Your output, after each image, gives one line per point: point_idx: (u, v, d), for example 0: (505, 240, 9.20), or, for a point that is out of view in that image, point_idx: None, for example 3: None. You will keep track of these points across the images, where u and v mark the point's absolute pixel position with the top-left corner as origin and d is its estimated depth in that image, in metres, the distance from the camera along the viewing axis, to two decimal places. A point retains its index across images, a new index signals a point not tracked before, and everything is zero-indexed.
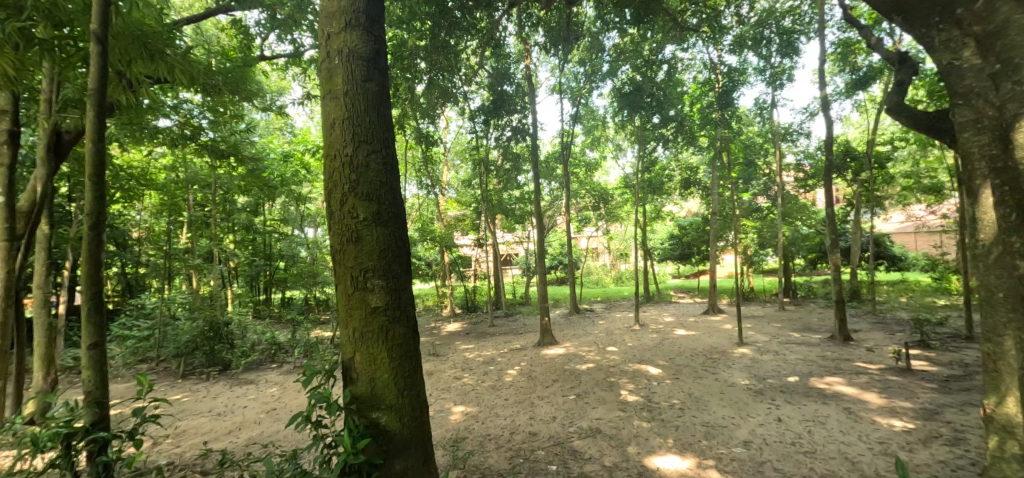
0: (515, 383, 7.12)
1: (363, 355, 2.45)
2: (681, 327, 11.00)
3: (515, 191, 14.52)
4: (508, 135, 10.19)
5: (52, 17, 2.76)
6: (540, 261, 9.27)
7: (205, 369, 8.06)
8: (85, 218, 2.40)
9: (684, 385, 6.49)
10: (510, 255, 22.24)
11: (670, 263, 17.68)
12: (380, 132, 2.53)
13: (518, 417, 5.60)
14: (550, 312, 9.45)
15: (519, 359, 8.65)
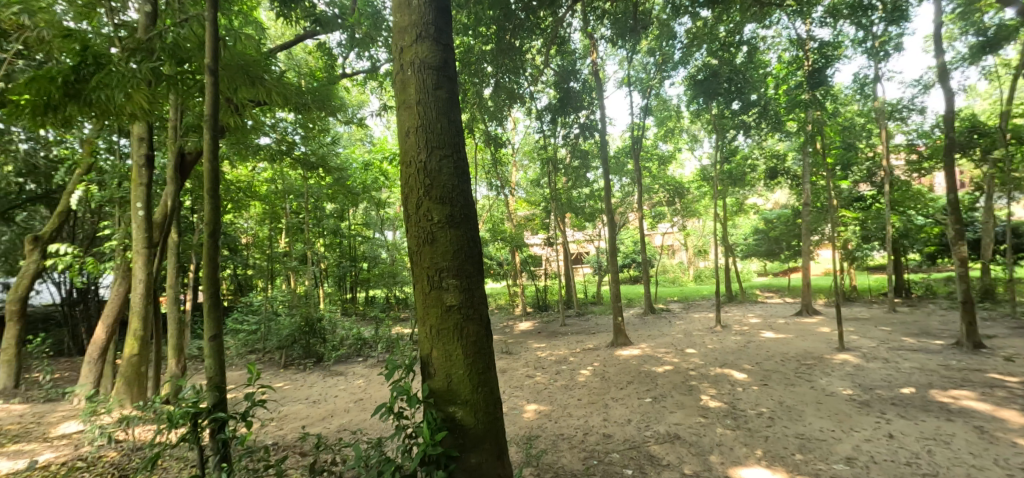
0: (588, 383, 7.12)
1: (439, 352, 2.63)
2: (769, 329, 10.38)
3: (585, 189, 14.43)
4: (576, 132, 10.34)
5: (175, 56, 3.18)
6: (612, 260, 9.16)
7: (302, 359, 8.92)
8: (204, 227, 2.73)
9: (774, 392, 6.15)
10: (582, 253, 22.08)
11: (756, 259, 16.66)
12: (451, 137, 2.70)
13: (593, 419, 5.61)
14: (623, 311, 9.32)
15: (591, 359, 8.64)
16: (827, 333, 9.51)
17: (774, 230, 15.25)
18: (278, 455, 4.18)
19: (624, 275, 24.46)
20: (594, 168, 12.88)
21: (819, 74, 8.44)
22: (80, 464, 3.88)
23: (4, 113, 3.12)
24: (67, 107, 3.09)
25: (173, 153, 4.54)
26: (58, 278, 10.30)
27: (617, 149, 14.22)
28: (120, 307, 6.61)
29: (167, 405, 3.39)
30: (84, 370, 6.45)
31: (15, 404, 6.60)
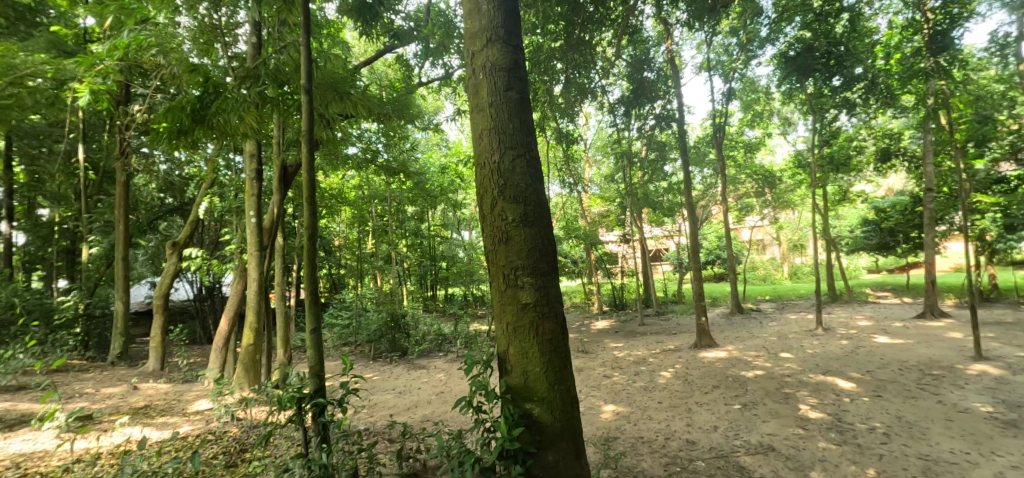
0: (669, 386, 6.94)
1: (516, 348, 2.73)
2: (884, 333, 9.42)
3: (663, 183, 13.98)
4: (652, 123, 10.02)
5: (276, 79, 3.60)
6: (694, 257, 8.84)
7: (389, 353, 9.54)
8: (305, 231, 3.04)
9: (890, 405, 5.61)
10: (661, 249, 21.38)
11: (865, 254, 15.17)
12: (522, 137, 2.81)
13: (677, 424, 5.47)
14: (707, 311, 8.95)
15: (672, 360, 8.40)
16: (958, 340, 8.45)
17: (888, 220, 13.83)
18: (369, 440, 4.54)
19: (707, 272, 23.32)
20: (672, 160, 12.43)
21: (944, 37, 7.83)
22: (210, 437, 4.48)
23: (148, 139, 3.67)
24: (195, 131, 3.57)
25: (278, 166, 5.07)
26: (189, 277, 11.85)
27: (697, 138, 13.60)
28: (238, 303, 7.51)
29: (277, 390, 3.82)
30: (212, 356, 7.43)
31: (160, 384, 7.73)
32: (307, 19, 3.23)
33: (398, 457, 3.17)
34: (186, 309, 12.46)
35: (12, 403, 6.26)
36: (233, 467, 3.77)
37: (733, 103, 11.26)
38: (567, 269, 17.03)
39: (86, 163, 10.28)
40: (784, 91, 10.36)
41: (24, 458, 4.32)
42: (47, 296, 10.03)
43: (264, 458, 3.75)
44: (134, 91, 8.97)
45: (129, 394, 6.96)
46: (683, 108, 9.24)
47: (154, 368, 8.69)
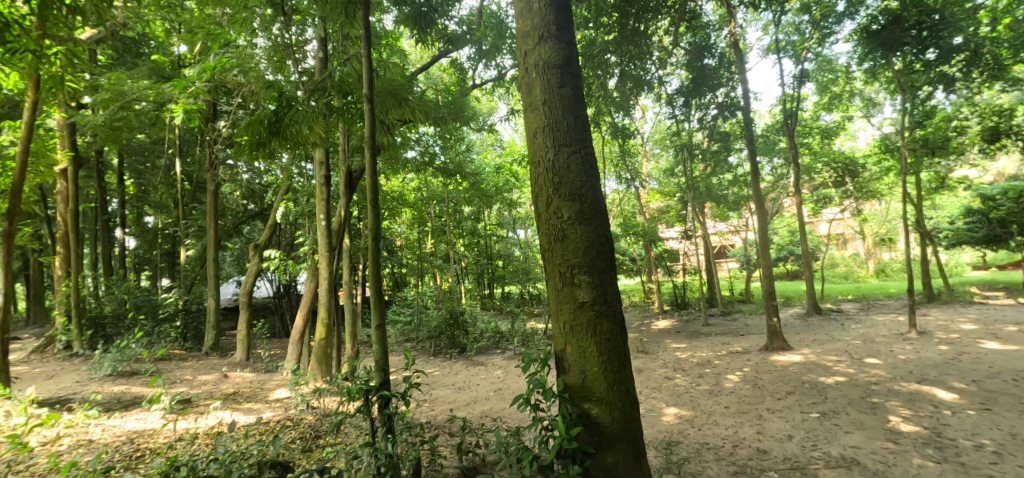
0: (737, 390, 6.63)
1: (573, 348, 2.72)
2: (992, 338, 8.46)
3: (727, 176, 13.38)
4: (714, 113, 9.56)
5: (341, 89, 3.79)
6: (764, 254, 8.38)
7: (448, 349, 9.80)
8: (369, 232, 3.18)
9: (1001, 421, 5.03)
10: (727, 244, 20.41)
11: (969, 247, 13.69)
12: (577, 134, 2.79)
13: (747, 431, 5.21)
14: (779, 312, 8.46)
15: (740, 363, 8.02)
16: None
17: (997, 210, 12.39)
18: (430, 433, 4.69)
19: (779, 269, 21.98)
20: (737, 150, 11.82)
21: None
22: (288, 423, 4.82)
23: (231, 152, 3.96)
24: (272, 143, 3.79)
25: (344, 171, 5.34)
26: (268, 276, 12.76)
27: (766, 126, 12.87)
28: (311, 300, 8.01)
29: (346, 381, 4.04)
30: (289, 349, 7.98)
31: (245, 373, 8.40)
32: (367, 31, 3.38)
33: (458, 450, 3.25)
34: (266, 306, 13.43)
35: (124, 387, 7.03)
36: (309, 452, 4.03)
37: (806, 87, 10.74)
38: (626, 267, 16.68)
39: (181, 175, 11.34)
40: (866, 70, 9.66)
41: (134, 436, 4.84)
42: (150, 293, 11.18)
43: (336, 445, 3.98)
44: (219, 107, 9.78)
45: (220, 382, 7.63)
46: (749, 94, 8.78)
47: (240, 359, 9.44)
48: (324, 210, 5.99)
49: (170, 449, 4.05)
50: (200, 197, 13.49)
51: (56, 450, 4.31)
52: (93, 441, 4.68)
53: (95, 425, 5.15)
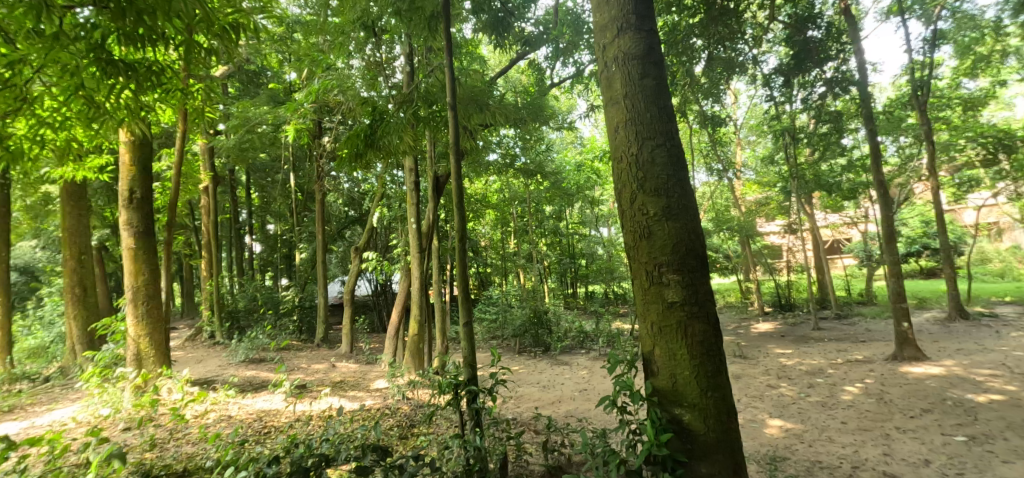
0: (857, 404, 5.96)
1: (662, 349, 2.59)
2: None
3: (839, 161, 12.11)
4: (823, 89, 8.49)
5: (427, 99, 3.96)
6: (891, 249, 7.48)
7: (533, 348, 9.85)
8: (455, 233, 3.27)
9: None
10: (841, 238, 18.41)
11: None
12: (661, 126, 2.67)
13: (870, 450, 4.68)
14: (911, 317, 7.48)
15: (859, 374, 7.20)
16: None
17: None
18: (516, 429, 4.76)
19: (909, 266, 19.36)
20: (852, 131, 10.57)
21: None
22: (387, 411, 5.12)
23: (334, 165, 4.27)
24: (368, 154, 4.05)
25: (431, 177, 5.54)
26: (367, 276, 13.75)
27: (890, 100, 11.34)
28: (405, 298, 8.47)
29: (438, 375, 4.22)
30: (386, 344, 8.52)
31: (350, 363, 9.11)
32: (449, 41, 3.47)
33: (546, 448, 3.21)
34: (365, 303, 14.45)
35: (254, 371, 7.96)
36: (406, 439, 4.26)
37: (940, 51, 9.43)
38: (719, 265, 15.71)
39: (295, 187, 12.58)
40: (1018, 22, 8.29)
41: (263, 414, 5.45)
42: (272, 291, 12.56)
43: (430, 434, 4.17)
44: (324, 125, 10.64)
45: (329, 371, 8.34)
46: (866, 66, 7.87)
47: (345, 351, 10.25)
48: (417, 215, 6.28)
49: (290, 428, 4.49)
50: (310, 205, 14.87)
51: (204, 422, 4.99)
52: (232, 416, 5.33)
53: (233, 402, 5.86)
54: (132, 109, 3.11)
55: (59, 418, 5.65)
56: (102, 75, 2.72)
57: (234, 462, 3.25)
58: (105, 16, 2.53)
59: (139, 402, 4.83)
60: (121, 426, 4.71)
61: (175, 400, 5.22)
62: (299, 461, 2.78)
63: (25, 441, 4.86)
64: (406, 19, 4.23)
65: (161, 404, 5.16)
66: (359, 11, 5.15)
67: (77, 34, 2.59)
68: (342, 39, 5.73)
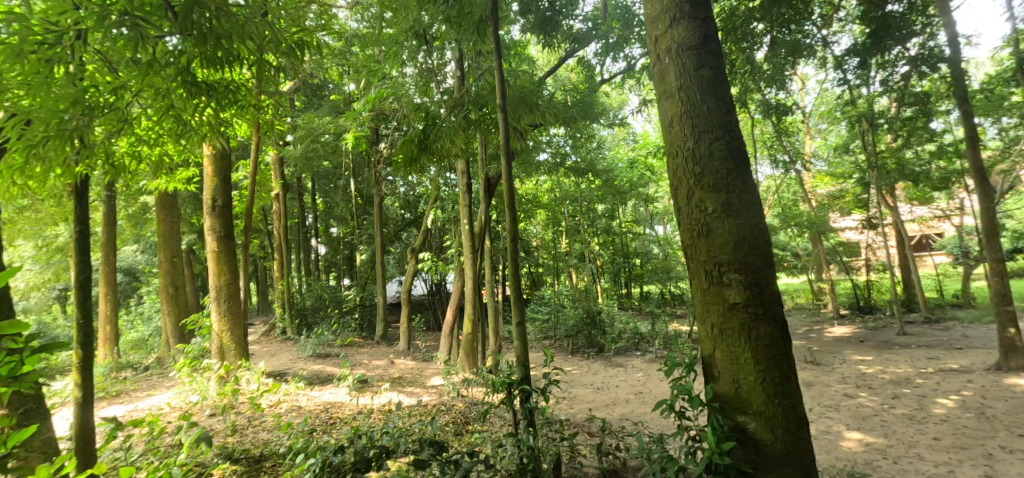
0: (951, 419, 5.42)
1: (724, 352, 2.48)
2: None
3: (930, 147, 11.04)
4: (905, 71, 7.76)
5: (478, 102, 4.00)
6: (992, 245, 6.76)
7: (586, 349, 9.73)
8: (506, 234, 3.27)
9: None
10: (930, 234, 16.80)
11: None
12: (719, 117, 2.54)
13: (965, 470, 4.25)
14: (1018, 323, 6.72)
15: (954, 386, 6.54)
16: None
17: None
18: (570, 431, 4.71)
19: (1015, 264, 17.33)
20: (942, 114, 9.57)
21: None
22: (443, 408, 5.24)
23: (390, 170, 4.40)
24: (422, 158, 4.15)
25: (482, 179, 5.61)
26: (423, 276, 14.12)
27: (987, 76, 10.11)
28: (459, 298, 8.63)
29: (491, 373, 4.26)
30: (441, 342, 8.71)
31: (407, 360, 9.39)
32: (498, 44, 3.48)
33: (600, 450, 3.14)
34: (421, 302, 14.83)
35: (321, 366, 8.40)
36: (461, 435, 4.33)
37: None
38: (787, 264, 14.82)
39: (355, 192, 13.14)
40: None
41: (329, 406, 5.75)
42: (336, 290, 13.21)
43: (484, 432, 4.22)
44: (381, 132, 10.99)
45: (388, 367, 8.63)
46: (957, 42, 7.12)
47: (403, 348, 10.58)
48: (472, 216, 6.37)
49: (353, 420, 4.70)
50: (369, 209, 15.48)
51: (276, 412, 5.32)
52: (302, 407, 5.67)
53: (303, 393, 6.23)
54: (214, 124, 3.46)
55: (157, 403, 6.27)
56: (187, 96, 3.03)
57: (304, 450, 3.46)
58: (189, 43, 2.86)
59: (222, 390, 5.25)
60: (207, 412, 5.14)
61: (252, 389, 5.64)
62: (362, 451, 2.91)
63: (130, 421, 5.47)
64: (456, 25, 4.28)
65: (240, 393, 5.57)
66: (410, 21, 5.26)
67: (168, 62, 2.95)
68: (395, 49, 5.86)
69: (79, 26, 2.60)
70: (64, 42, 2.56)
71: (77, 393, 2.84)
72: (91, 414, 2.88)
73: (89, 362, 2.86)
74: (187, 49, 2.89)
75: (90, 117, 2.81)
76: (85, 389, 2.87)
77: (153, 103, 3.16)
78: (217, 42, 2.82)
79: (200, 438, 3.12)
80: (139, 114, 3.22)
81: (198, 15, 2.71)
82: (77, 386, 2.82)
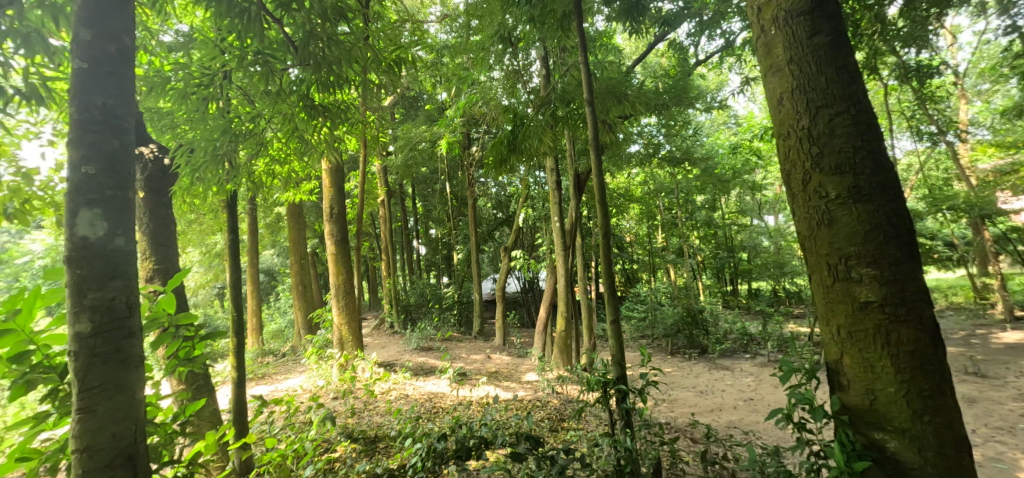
0: None
1: (853, 357, 2.20)
2: None
3: None
4: None
5: (564, 98, 3.93)
6: None
7: (687, 349, 9.23)
8: (598, 230, 3.17)
9: None
10: None
11: None
12: (840, 88, 2.25)
13: None
14: None
15: None
16: None
17: None
18: (670, 436, 4.50)
19: None
20: None
21: None
22: (538, 404, 5.27)
23: (482, 172, 4.48)
24: (512, 159, 4.19)
25: (572, 175, 5.54)
26: (516, 274, 14.35)
27: None
28: (551, 295, 8.64)
29: (585, 371, 4.21)
30: (535, 339, 8.78)
31: (503, 355, 9.61)
32: (582, 38, 3.39)
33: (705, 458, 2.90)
34: (515, 299, 15.08)
35: (424, 358, 8.89)
36: (557, 432, 4.33)
37: None
38: (936, 256, 12.73)
39: (451, 195, 13.69)
40: None
41: (432, 395, 6.06)
42: (436, 287, 13.92)
43: (579, 430, 4.18)
44: (472, 136, 11.32)
45: (486, 361, 8.90)
46: None
47: (498, 344, 10.84)
48: (564, 213, 6.32)
49: (454, 410, 4.90)
50: (464, 210, 16.04)
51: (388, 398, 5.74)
52: (408, 395, 6.05)
53: (409, 383, 6.63)
54: (330, 141, 3.81)
55: (292, 386, 7.11)
56: (309, 117, 3.44)
57: (412, 435, 3.73)
58: (308, 73, 3.20)
59: (343, 376, 5.76)
60: (331, 395, 5.69)
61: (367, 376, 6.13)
62: (462, 439, 3.03)
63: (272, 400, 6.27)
64: (540, 24, 4.25)
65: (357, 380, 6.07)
66: (495, 25, 5.31)
67: (292, 90, 3.34)
68: (482, 56, 5.94)
69: (224, 68, 3.09)
70: (214, 82, 3.14)
71: (233, 373, 3.40)
72: (243, 392, 3.41)
73: (239, 347, 3.38)
74: (305, 78, 3.25)
75: (234, 142, 3.30)
76: (240, 370, 3.43)
77: (282, 128, 3.56)
78: (329, 68, 3.13)
79: (327, 415, 3.62)
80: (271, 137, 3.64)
81: (313, 47, 3.01)
82: (233, 366, 3.32)
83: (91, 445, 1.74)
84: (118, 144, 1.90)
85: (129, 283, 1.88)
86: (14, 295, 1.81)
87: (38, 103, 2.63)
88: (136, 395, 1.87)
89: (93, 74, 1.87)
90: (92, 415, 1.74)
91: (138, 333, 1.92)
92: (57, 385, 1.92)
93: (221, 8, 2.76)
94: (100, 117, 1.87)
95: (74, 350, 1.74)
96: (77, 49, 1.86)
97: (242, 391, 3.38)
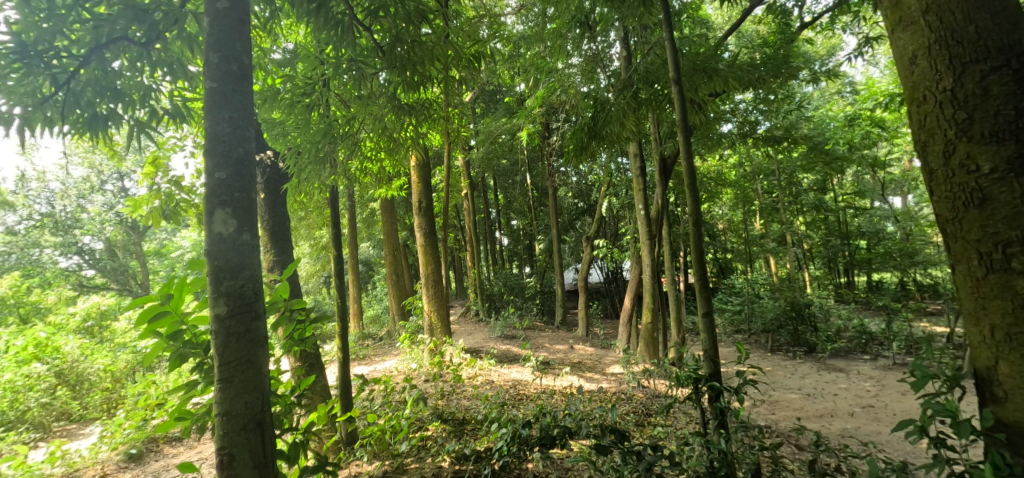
0: None
1: (1013, 365, 1.89)
2: None
3: None
4: None
5: (648, 79, 3.70)
6: None
7: (793, 347, 8.46)
8: (688, 217, 2.95)
9: None
10: None
11: None
12: (996, 36, 1.90)
13: None
14: None
15: None
16: None
17: None
18: (772, 440, 4.19)
19: None
20: None
21: None
22: (623, 397, 5.14)
23: (563, 161, 4.40)
24: (594, 145, 4.05)
25: (658, 158, 5.27)
26: (601, 264, 14.08)
27: None
28: (636, 286, 8.31)
29: (675, 366, 4.02)
30: (620, 331, 8.54)
31: (587, 346, 9.50)
32: (666, 14, 3.16)
33: (815, 466, 2.55)
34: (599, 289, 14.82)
35: (508, 346, 9.04)
36: (643, 427, 4.19)
37: None
38: None
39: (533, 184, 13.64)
40: None
41: (516, 382, 6.17)
42: (519, 277, 14.07)
43: (668, 426, 4.01)
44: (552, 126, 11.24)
45: (570, 351, 8.86)
46: None
47: (582, 334, 10.72)
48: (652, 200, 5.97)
49: (538, 398, 4.93)
50: (546, 200, 15.96)
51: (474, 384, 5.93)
52: (494, 381, 6.22)
53: (494, 369, 6.81)
54: (415, 136, 3.93)
55: (388, 367, 7.65)
56: (394, 115, 3.57)
57: (497, 420, 3.79)
58: (394, 74, 3.32)
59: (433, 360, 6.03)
60: (424, 378, 6.00)
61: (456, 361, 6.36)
62: (546, 427, 2.99)
63: (371, 380, 6.75)
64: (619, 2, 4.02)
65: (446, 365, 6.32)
66: (572, 10, 5.20)
67: (380, 92, 3.50)
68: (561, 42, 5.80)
69: (324, 76, 3.36)
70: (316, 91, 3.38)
71: (338, 353, 3.58)
72: (347, 372, 3.62)
73: (344, 330, 3.57)
74: (392, 80, 3.38)
75: (333, 142, 3.56)
76: (343, 351, 3.59)
77: (373, 129, 3.77)
78: (412, 68, 3.21)
79: (419, 397, 3.79)
80: (364, 138, 3.88)
81: (397, 49, 3.12)
82: (338, 348, 3.55)
83: (229, 410, 2.00)
84: (243, 151, 2.15)
85: (254, 273, 2.13)
86: (167, 284, 2.09)
87: (182, 119, 3.06)
88: (262, 368, 2.12)
89: (220, 92, 2.14)
90: (230, 384, 2.01)
91: (263, 316, 2.16)
92: (203, 359, 2.21)
93: (318, 22, 2.96)
94: (227, 130, 2.12)
95: (215, 328, 2.02)
96: (208, 72, 2.14)
97: (347, 372, 3.59)
